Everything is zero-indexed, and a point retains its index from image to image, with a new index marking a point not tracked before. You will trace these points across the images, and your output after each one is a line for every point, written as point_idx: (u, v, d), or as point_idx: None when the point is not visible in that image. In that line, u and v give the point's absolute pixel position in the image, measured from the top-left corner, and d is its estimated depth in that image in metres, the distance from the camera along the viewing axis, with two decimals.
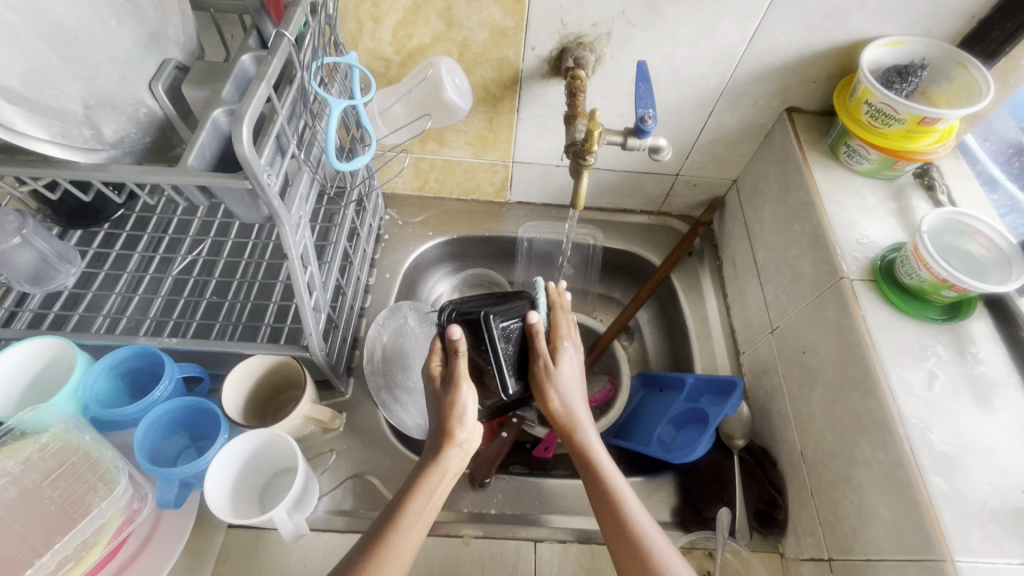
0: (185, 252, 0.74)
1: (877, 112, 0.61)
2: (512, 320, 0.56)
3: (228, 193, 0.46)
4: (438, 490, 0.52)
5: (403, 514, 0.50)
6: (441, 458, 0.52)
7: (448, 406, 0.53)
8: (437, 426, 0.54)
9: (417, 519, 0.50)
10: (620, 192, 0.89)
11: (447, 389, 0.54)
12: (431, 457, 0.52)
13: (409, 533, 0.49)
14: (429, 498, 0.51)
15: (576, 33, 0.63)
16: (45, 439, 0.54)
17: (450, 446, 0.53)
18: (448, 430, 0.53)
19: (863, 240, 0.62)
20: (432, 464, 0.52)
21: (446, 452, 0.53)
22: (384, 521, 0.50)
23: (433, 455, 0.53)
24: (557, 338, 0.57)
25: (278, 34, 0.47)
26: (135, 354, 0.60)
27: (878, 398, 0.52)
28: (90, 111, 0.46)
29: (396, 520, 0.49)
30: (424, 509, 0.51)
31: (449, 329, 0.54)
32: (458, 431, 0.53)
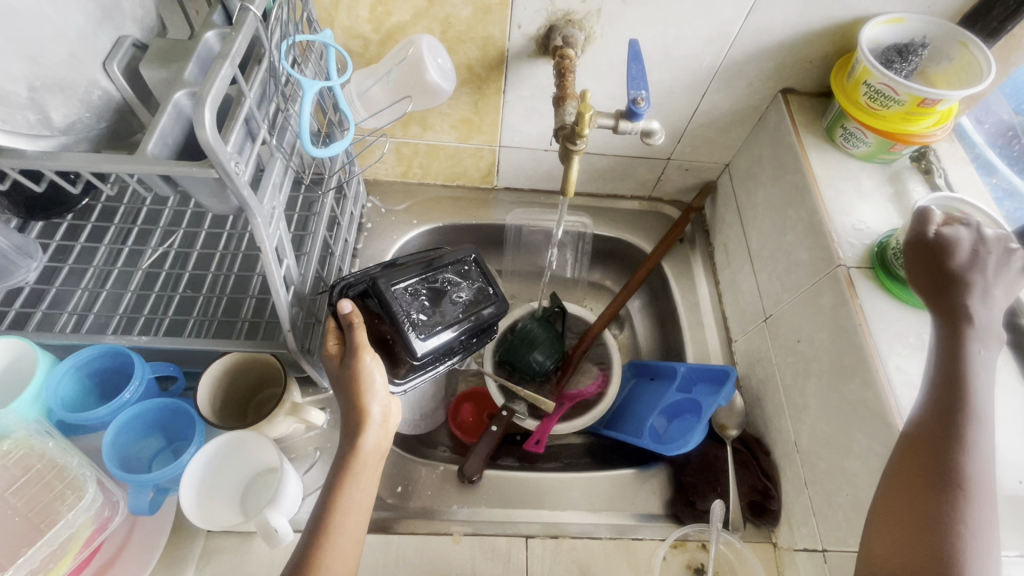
0: (156, 245, 0.71)
1: (875, 94, 0.59)
2: (405, 282, 0.58)
3: (193, 182, 0.43)
4: (365, 477, 0.51)
5: (333, 511, 0.49)
6: (359, 443, 0.51)
7: (357, 383, 0.52)
8: (350, 408, 0.53)
9: (351, 508, 0.50)
10: (610, 177, 0.87)
11: (349, 362, 0.53)
12: (348, 444, 0.51)
13: (347, 523, 0.49)
14: (358, 487, 0.50)
15: (565, 10, 0.60)
16: (7, 445, 0.51)
17: (365, 428, 0.51)
18: (361, 412, 0.52)
19: (859, 227, 0.60)
20: (352, 453, 0.51)
21: (362, 435, 0.51)
22: (318, 518, 0.49)
23: (348, 441, 0.52)
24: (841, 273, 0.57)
25: (243, 8, 0.43)
26: (102, 353, 0.57)
27: (875, 388, 0.51)
28: (36, 94, 0.42)
29: (327, 518, 0.49)
30: (354, 501, 0.50)
31: (339, 303, 0.53)
32: (371, 408, 0.52)
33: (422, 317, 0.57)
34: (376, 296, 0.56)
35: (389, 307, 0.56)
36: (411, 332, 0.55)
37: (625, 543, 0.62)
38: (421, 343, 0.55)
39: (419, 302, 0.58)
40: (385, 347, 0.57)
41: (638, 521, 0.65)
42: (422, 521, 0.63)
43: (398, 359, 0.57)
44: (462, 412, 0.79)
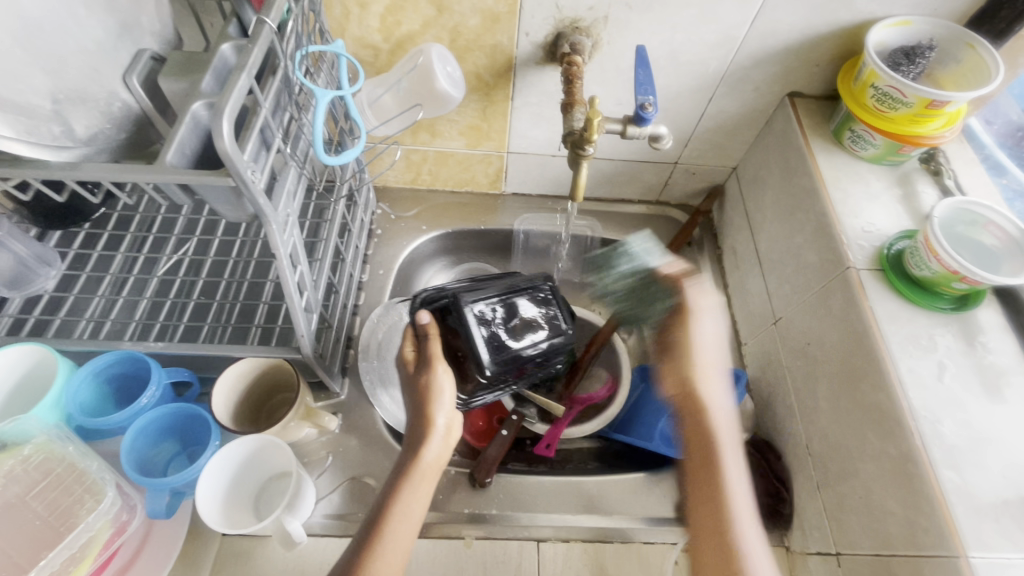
0: (170, 253, 0.72)
1: (883, 96, 0.59)
2: (486, 301, 0.59)
3: (209, 190, 0.44)
4: (422, 487, 0.50)
5: (387, 517, 0.49)
6: (421, 453, 0.51)
7: (427, 393, 0.53)
8: (416, 416, 0.53)
9: (405, 519, 0.49)
10: (618, 182, 0.87)
11: (423, 372, 0.54)
12: (411, 453, 0.51)
13: (400, 532, 0.48)
14: (414, 496, 0.50)
15: (572, 18, 0.61)
16: (27, 450, 0.52)
17: (427, 439, 0.52)
18: (427, 420, 0.52)
19: (869, 229, 0.60)
20: (412, 462, 0.51)
21: (425, 446, 0.51)
22: (372, 523, 0.49)
23: (410, 450, 0.52)
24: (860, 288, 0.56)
25: (258, 21, 0.44)
26: (120, 359, 0.58)
27: (887, 390, 0.51)
28: (59, 106, 0.43)
29: (382, 522, 0.48)
30: (408, 509, 0.50)
31: (418, 314, 0.57)
32: (437, 418, 0.52)
33: (495, 338, 0.58)
34: (455, 312, 0.58)
35: (467, 323, 0.57)
36: (483, 348, 0.56)
37: (634, 547, 0.64)
38: (491, 360, 0.57)
39: (495, 321, 0.59)
40: (453, 362, 0.58)
41: (648, 525, 0.65)
42: (432, 525, 0.64)
43: (466, 374, 0.58)
44: (472, 417, 0.79)
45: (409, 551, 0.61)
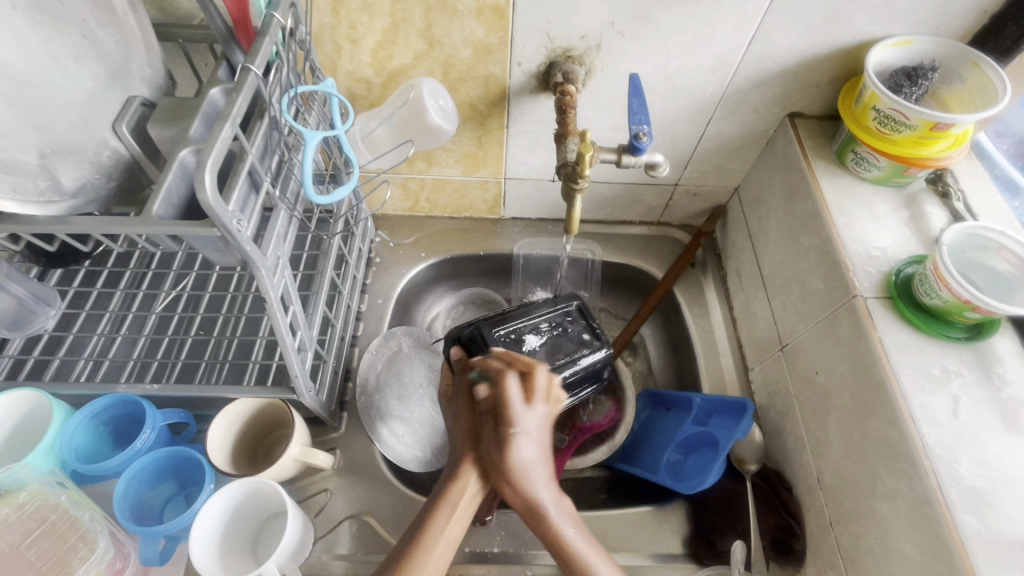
0: (169, 288, 0.72)
1: (885, 119, 0.57)
2: (506, 326, 0.66)
3: (196, 239, 0.43)
4: (464, 506, 0.49)
5: (427, 525, 0.47)
6: (461, 463, 0.50)
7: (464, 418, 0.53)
8: (461, 440, 0.52)
9: (444, 537, 0.47)
10: (618, 204, 0.86)
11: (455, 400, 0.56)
12: (453, 469, 0.50)
13: (444, 544, 0.46)
14: (454, 512, 0.48)
15: (564, 47, 0.60)
16: (22, 498, 0.52)
17: (469, 453, 0.51)
18: (468, 443, 0.51)
19: (875, 253, 0.59)
20: (454, 477, 0.50)
21: (469, 463, 0.50)
22: (412, 535, 0.47)
23: (452, 467, 0.51)
24: (871, 329, 0.54)
25: (244, 68, 0.44)
26: (115, 402, 0.57)
27: (899, 427, 0.49)
28: (48, 160, 0.43)
29: (422, 534, 0.46)
30: (449, 526, 0.47)
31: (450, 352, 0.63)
32: (482, 439, 0.51)
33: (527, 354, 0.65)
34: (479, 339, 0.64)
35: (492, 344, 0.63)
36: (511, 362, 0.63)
37: None
38: None
39: (521, 342, 0.66)
40: None
41: (656, 562, 0.63)
42: None
43: None
44: None
45: None
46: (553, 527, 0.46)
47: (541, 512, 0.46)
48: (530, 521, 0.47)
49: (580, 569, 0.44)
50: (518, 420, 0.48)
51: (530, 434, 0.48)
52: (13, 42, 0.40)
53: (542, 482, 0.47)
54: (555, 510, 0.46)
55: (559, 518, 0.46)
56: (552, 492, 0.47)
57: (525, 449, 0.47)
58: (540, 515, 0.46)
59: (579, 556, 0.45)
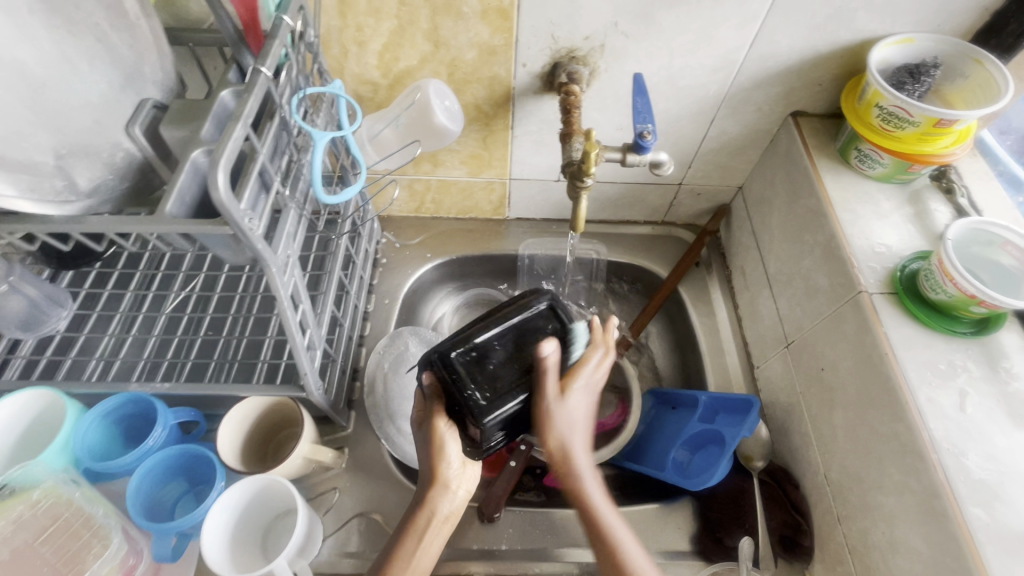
0: (178, 290, 0.73)
1: (888, 115, 0.57)
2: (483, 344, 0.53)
3: (208, 238, 0.44)
4: (432, 537, 0.50)
5: (390, 569, 0.48)
6: (424, 504, 0.50)
7: (433, 449, 0.51)
8: (425, 470, 0.52)
9: (413, 568, 0.48)
10: (622, 204, 0.86)
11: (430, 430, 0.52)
12: (418, 501, 0.51)
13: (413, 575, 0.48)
14: (422, 544, 0.49)
15: (568, 47, 0.61)
16: (36, 495, 0.52)
17: (433, 492, 0.50)
18: (433, 474, 0.50)
19: (880, 250, 0.59)
20: (419, 509, 0.50)
21: (432, 497, 0.50)
22: (379, 568, 0.48)
23: (419, 496, 0.51)
24: (876, 323, 0.54)
25: (255, 70, 0.45)
26: (127, 401, 0.58)
27: (906, 421, 0.49)
28: (63, 161, 0.44)
29: (391, 566, 0.48)
30: (418, 557, 0.49)
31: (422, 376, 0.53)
32: (444, 472, 0.51)
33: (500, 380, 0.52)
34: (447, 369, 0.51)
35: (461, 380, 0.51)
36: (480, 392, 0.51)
37: None
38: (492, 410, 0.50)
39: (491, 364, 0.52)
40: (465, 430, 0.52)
41: (664, 559, 0.63)
42: (441, 562, 0.63)
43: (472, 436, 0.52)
44: None
45: None
46: (584, 492, 0.50)
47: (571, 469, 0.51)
48: (561, 474, 0.51)
49: (605, 528, 0.49)
50: (580, 377, 0.53)
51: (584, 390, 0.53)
52: (29, 45, 0.41)
53: (579, 445, 0.51)
54: (588, 472, 0.51)
55: (589, 479, 0.51)
56: (585, 454, 0.52)
57: (576, 399, 0.52)
58: (574, 476, 0.51)
59: (602, 515, 0.50)
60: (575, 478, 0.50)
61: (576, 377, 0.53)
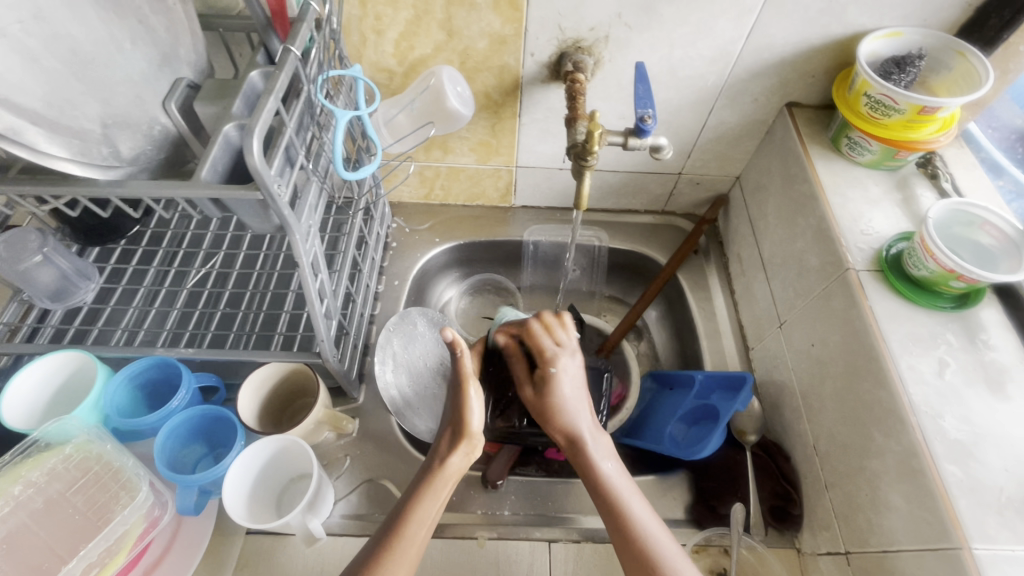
0: (199, 266, 0.76)
1: (876, 104, 0.61)
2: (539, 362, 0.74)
3: (238, 204, 0.48)
4: (442, 493, 0.52)
5: (406, 522, 0.49)
6: (446, 460, 0.52)
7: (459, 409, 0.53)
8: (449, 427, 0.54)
9: (423, 524, 0.50)
10: (624, 193, 0.90)
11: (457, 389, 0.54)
12: (436, 461, 0.52)
13: (418, 533, 0.49)
14: (435, 501, 0.51)
15: (574, 38, 0.65)
16: (69, 449, 0.56)
17: (455, 447, 0.52)
18: (462, 427, 0.53)
19: (868, 232, 0.62)
20: (436, 468, 0.52)
21: (449, 456, 0.52)
22: (390, 525, 0.50)
23: (437, 454, 0.53)
24: (862, 297, 0.57)
25: (285, 50, 0.48)
26: (153, 364, 0.62)
27: (888, 387, 0.52)
28: (108, 130, 0.47)
29: (402, 521, 0.49)
30: (428, 515, 0.50)
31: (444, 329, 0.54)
32: (471, 428, 0.53)
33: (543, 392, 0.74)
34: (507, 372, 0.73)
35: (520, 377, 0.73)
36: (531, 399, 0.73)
37: None
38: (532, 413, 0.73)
39: None
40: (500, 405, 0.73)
41: None
42: (448, 525, 0.66)
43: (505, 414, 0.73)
44: None
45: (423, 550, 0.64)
46: (591, 458, 0.53)
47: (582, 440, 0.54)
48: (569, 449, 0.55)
49: (616, 493, 0.51)
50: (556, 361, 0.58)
51: (569, 371, 0.58)
52: (81, 23, 0.45)
53: (582, 423, 0.55)
54: (594, 441, 0.54)
55: (595, 448, 0.53)
56: (591, 425, 0.55)
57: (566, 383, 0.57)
58: (580, 447, 0.54)
59: (610, 483, 0.52)
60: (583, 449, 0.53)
61: (556, 356, 0.58)
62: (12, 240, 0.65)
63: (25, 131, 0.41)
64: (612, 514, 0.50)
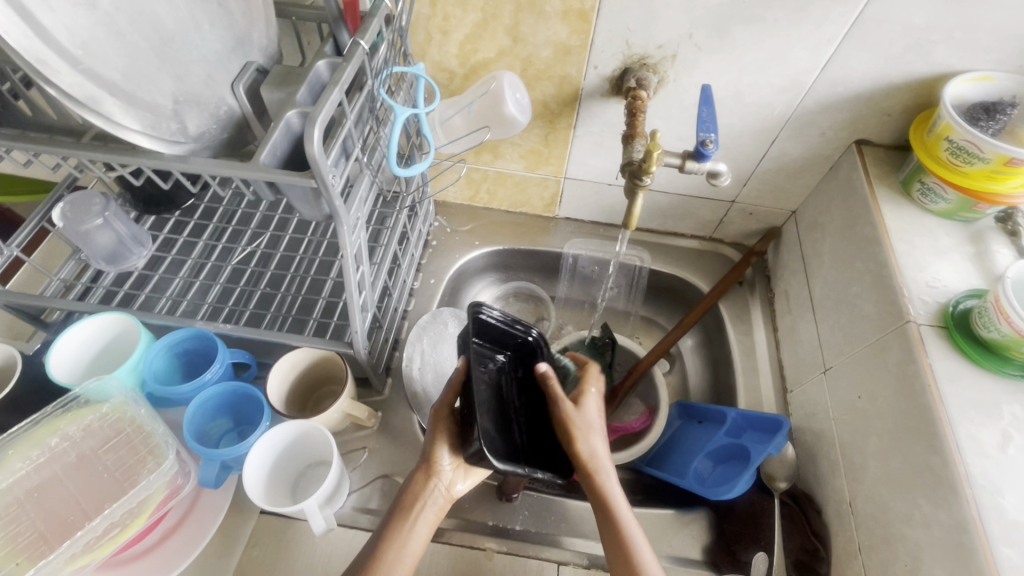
0: (245, 245, 0.78)
1: (958, 150, 0.57)
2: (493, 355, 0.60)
3: (292, 190, 0.49)
4: (422, 519, 0.54)
5: (399, 522, 0.53)
6: (429, 486, 0.55)
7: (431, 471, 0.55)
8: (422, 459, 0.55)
9: (412, 539, 0.52)
10: (672, 215, 0.88)
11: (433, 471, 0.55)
12: (420, 474, 0.55)
13: (409, 546, 0.52)
14: (419, 519, 0.53)
15: (640, 54, 0.63)
16: (106, 408, 0.58)
17: (432, 482, 0.55)
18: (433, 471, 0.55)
19: (934, 284, 0.58)
20: (418, 485, 0.54)
21: (430, 481, 0.55)
22: (392, 520, 0.53)
23: (421, 473, 0.55)
24: (923, 355, 0.53)
25: (354, 43, 0.49)
26: (192, 336, 0.63)
27: (943, 453, 0.48)
28: (179, 107, 0.48)
29: (398, 520, 0.53)
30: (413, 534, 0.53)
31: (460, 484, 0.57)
32: (454, 487, 0.56)
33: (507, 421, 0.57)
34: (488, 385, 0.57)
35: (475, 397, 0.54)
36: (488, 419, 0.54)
37: None
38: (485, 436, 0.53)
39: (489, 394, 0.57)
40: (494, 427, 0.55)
41: (672, 564, 0.63)
42: (457, 532, 0.65)
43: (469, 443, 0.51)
44: None
45: (430, 553, 0.63)
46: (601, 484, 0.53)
47: (596, 471, 0.53)
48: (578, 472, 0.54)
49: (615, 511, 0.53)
50: (580, 417, 0.55)
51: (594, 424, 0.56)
52: (166, 2, 0.46)
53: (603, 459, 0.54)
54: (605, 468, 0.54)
55: (606, 475, 0.54)
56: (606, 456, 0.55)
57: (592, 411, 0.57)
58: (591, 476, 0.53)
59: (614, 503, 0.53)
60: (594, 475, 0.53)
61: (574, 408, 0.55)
62: (76, 202, 0.68)
63: (103, 101, 0.43)
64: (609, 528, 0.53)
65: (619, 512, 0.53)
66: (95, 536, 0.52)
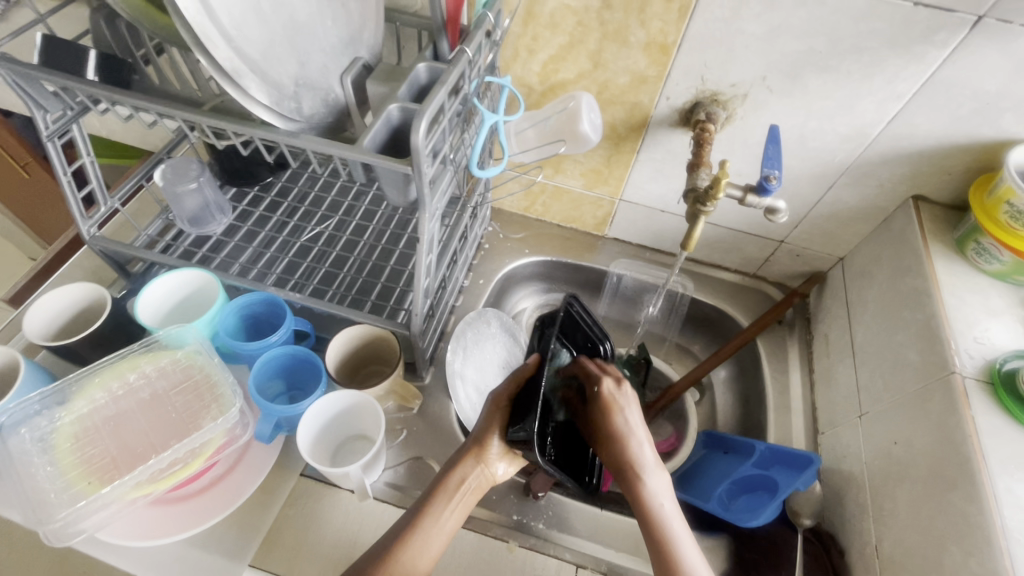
0: (314, 225, 0.83)
1: (1018, 214, 0.59)
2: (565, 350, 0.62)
3: (387, 174, 0.53)
4: (453, 506, 0.55)
5: (432, 500, 0.55)
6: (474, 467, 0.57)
7: (482, 450, 0.58)
8: (475, 438, 0.58)
9: (443, 527, 0.54)
10: (719, 248, 0.90)
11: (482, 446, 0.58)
12: (462, 457, 0.58)
13: (441, 530, 0.53)
14: (451, 504, 0.55)
15: (713, 91, 0.67)
16: (179, 354, 0.63)
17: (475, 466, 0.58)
18: (481, 449, 0.58)
19: (981, 340, 0.60)
20: (459, 466, 0.57)
21: (469, 467, 0.58)
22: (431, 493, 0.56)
23: (473, 445, 0.58)
24: (965, 406, 0.54)
25: (461, 51, 0.54)
26: (262, 300, 0.67)
27: (979, 503, 0.49)
28: (298, 89, 0.54)
29: (432, 498, 0.55)
30: (444, 517, 0.54)
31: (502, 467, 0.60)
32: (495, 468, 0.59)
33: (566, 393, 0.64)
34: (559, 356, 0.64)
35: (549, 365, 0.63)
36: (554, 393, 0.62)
37: None
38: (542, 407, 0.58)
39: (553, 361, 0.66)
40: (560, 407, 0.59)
41: None
42: (483, 521, 0.67)
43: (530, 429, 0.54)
44: None
45: (454, 537, 0.65)
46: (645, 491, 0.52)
47: (642, 478, 0.52)
48: (621, 476, 0.54)
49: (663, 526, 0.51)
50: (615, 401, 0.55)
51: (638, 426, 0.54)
52: None
53: (649, 467, 0.53)
54: (651, 474, 0.53)
55: (652, 483, 0.52)
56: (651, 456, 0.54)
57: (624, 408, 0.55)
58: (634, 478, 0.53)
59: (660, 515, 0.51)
60: (637, 480, 0.52)
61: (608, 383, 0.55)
62: (178, 167, 0.75)
63: (244, 76, 0.48)
64: (655, 540, 0.50)
65: (665, 530, 0.51)
66: (161, 468, 0.56)
